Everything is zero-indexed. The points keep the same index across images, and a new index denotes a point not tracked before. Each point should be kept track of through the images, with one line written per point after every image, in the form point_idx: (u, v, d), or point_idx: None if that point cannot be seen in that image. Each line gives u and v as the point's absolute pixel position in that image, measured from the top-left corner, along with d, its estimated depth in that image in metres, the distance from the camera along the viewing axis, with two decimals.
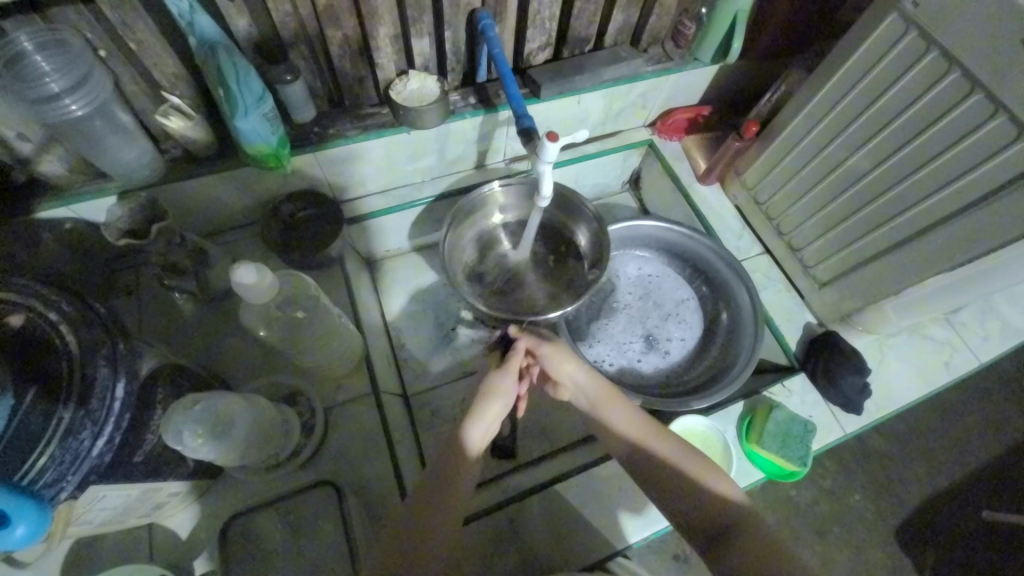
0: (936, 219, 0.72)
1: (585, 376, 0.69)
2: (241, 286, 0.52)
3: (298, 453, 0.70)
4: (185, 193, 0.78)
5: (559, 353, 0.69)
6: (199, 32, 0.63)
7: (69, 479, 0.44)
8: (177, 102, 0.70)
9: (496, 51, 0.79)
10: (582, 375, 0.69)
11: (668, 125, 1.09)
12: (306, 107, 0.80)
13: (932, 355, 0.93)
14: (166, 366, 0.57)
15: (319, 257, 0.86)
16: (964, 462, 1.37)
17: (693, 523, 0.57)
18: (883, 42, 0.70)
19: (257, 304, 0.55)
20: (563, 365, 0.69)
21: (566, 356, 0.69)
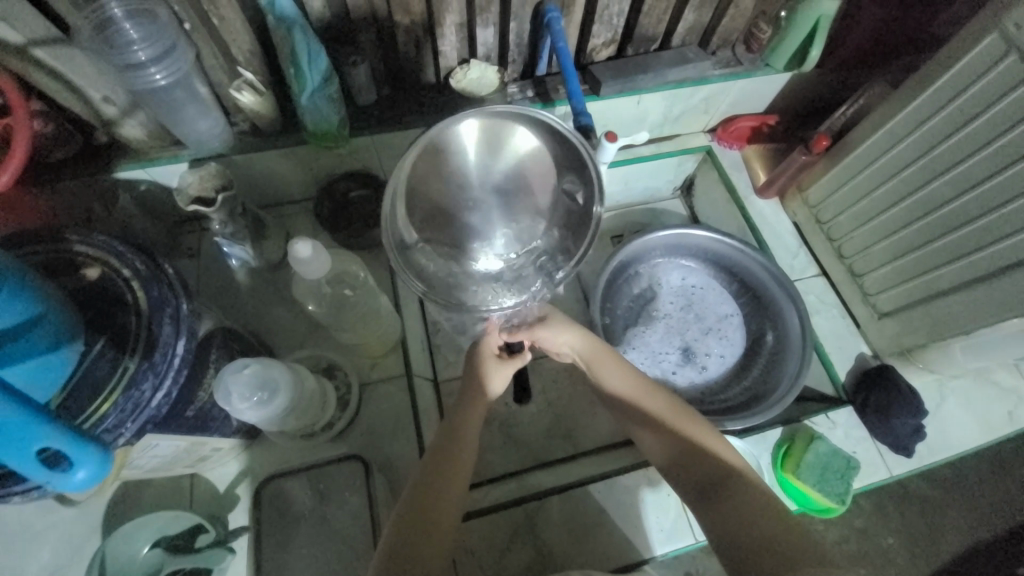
0: (1020, 258, 0.65)
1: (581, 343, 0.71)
2: (296, 261, 0.53)
3: (331, 425, 0.72)
4: (249, 165, 0.81)
5: (552, 329, 0.70)
6: (278, 10, 0.65)
7: (128, 425, 0.47)
8: (251, 77, 0.74)
9: (561, 45, 0.78)
10: (579, 346, 0.71)
11: (729, 132, 1.05)
12: (368, 90, 0.81)
13: (996, 403, 0.86)
14: (219, 328, 0.60)
15: (367, 237, 0.88)
16: (1016, 518, 1.27)
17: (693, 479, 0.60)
18: (982, 62, 0.64)
19: (318, 279, 0.56)
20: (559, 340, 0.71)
21: (561, 330, 0.70)
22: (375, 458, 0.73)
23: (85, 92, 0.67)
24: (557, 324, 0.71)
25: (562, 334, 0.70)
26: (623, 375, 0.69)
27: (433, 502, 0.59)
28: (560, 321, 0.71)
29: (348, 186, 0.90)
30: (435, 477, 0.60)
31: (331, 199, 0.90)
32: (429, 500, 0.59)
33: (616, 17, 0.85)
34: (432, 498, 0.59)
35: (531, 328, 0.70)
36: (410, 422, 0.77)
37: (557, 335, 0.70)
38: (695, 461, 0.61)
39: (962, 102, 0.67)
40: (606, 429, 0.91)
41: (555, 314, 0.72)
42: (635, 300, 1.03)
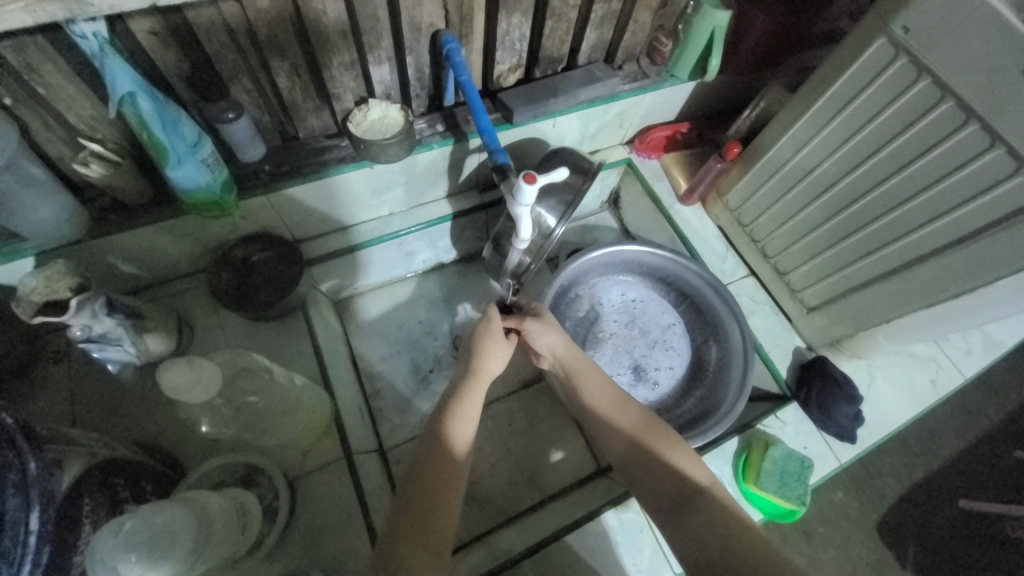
0: (927, 250, 0.68)
1: (562, 349, 0.72)
2: (173, 391, 0.44)
3: (259, 543, 0.61)
4: (119, 248, 0.69)
5: (543, 323, 0.73)
6: (110, 76, 0.52)
7: None
8: (98, 148, 0.61)
9: (464, 78, 0.73)
10: (562, 349, 0.73)
11: (646, 143, 1.05)
12: (253, 145, 0.72)
13: (918, 375, 0.92)
14: (95, 468, 0.50)
15: (281, 305, 0.79)
16: (941, 453, 1.40)
17: (660, 484, 0.62)
18: (869, 70, 0.66)
19: (198, 402, 0.47)
20: (546, 337, 0.72)
21: (550, 327, 0.72)
22: (321, 563, 0.64)
23: None
24: (547, 322, 0.73)
25: (553, 325, 0.73)
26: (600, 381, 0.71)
27: (425, 516, 0.55)
28: (551, 320, 0.74)
29: (250, 249, 0.80)
30: (432, 488, 0.57)
31: (230, 267, 0.79)
32: (423, 510, 0.56)
33: (518, 42, 0.82)
34: (426, 505, 0.56)
35: (521, 321, 0.72)
36: (357, 511, 0.69)
37: (544, 329, 0.72)
38: (664, 472, 0.62)
39: (858, 106, 0.69)
40: (569, 463, 0.90)
41: (544, 313, 0.75)
42: (580, 323, 1.01)
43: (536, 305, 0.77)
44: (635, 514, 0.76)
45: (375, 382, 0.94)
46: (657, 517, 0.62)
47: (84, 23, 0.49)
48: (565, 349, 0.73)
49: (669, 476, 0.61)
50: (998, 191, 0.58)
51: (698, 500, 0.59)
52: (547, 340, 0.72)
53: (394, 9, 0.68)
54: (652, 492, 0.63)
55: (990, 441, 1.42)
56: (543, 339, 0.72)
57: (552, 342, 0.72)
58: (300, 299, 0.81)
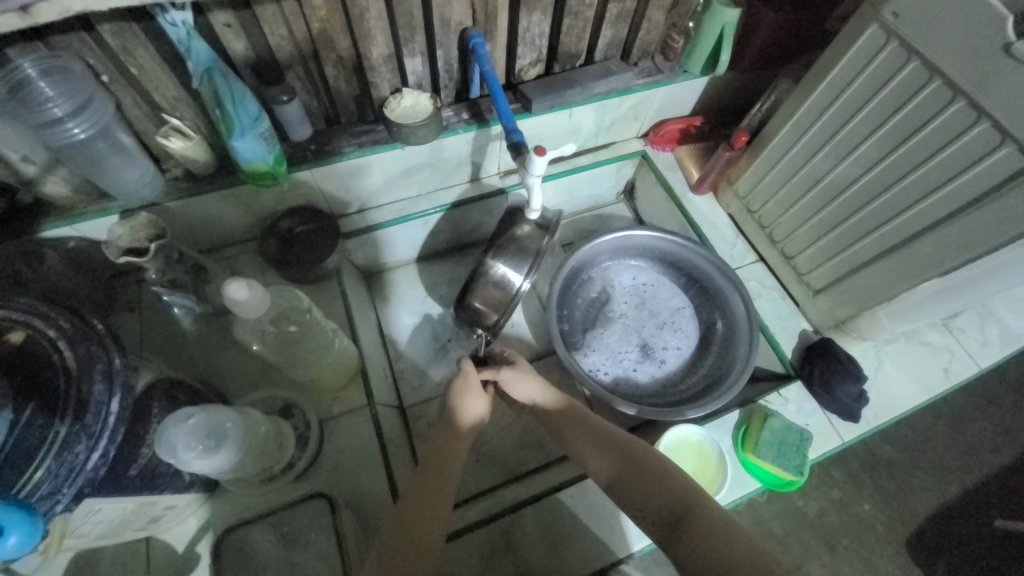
0: (924, 226, 0.70)
1: (539, 394, 0.77)
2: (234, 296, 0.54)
3: (292, 465, 0.70)
4: (188, 213, 0.81)
5: (518, 371, 0.79)
6: (196, 57, 0.64)
7: (63, 491, 0.45)
8: (178, 123, 0.73)
9: (487, 69, 0.81)
10: (539, 392, 0.77)
11: (660, 136, 1.11)
12: (302, 126, 0.82)
13: (930, 362, 0.92)
14: (162, 380, 0.59)
15: (318, 269, 0.89)
16: (976, 469, 1.34)
17: (650, 509, 0.60)
18: (863, 55, 0.70)
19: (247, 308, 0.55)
20: (521, 384, 0.78)
21: (525, 374, 0.78)
22: (342, 493, 0.72)
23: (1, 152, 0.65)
24: (521, 370, 0.79)
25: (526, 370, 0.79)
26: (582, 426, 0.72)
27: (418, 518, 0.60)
28: (526, 368, 0.79)
29: (293, 221, 0.90)
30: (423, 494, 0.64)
31: (276, 236, 0.89)
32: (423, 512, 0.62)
33: (538, 38, 0.90)
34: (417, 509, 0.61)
35: (496, 370, 0.79)
36: (377, 451, 0.76)
37: (520, 375, 0.78)
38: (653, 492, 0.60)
39: (853, 90, 0.73)
40: None
41: (518, 362, 0.82)
42: (591, 304, 1.06)
43: (512, 354, 0.84)
44: None
45: (399, 349, 1.02)
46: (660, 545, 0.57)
47: (175, 12, 0.60)
48: (543, 395, 0.77)
49: (660, 495, 0.60)
50: (988, 162, 0.61)
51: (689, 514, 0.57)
52: (523, 387, 0.78)
53: (427, 7, 0.78)
54: (648, 516, 0.60)
55: None
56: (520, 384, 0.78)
57: (529, 388, 0.77)
58: (334, 266, 0.91)
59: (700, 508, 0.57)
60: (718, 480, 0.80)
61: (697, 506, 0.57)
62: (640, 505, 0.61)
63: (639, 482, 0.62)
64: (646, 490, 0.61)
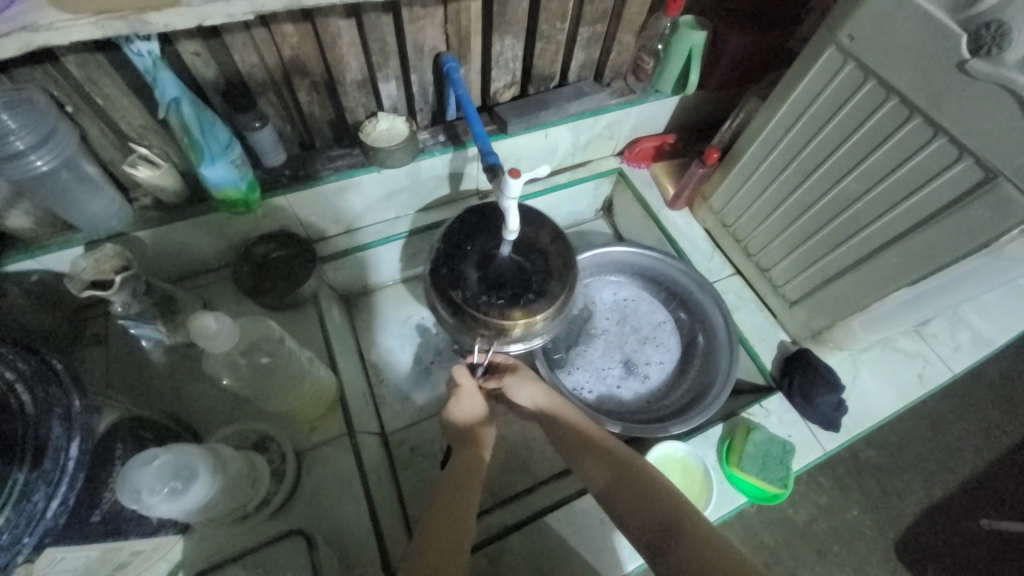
0: (890, 238, 0.72)
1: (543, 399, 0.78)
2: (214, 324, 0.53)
3: (266, 503, 0.68)
4: (159, 242, 0.79)
5: (520, 378, 0.81)
6: (162, 87, 0.63)
7: (24, 541, 0.42)
8: (145, 152, 0.72)
9: (461, 93, 0.82)
10: (541, 396, 0.79)
11: (635, 154, 1.13)
12: (275, 152, 0.81)
13: (906, 368, 0.94)
14: (126, 418, 0.57)
15: (295, 295, 0.87)
16: (959, 470, 1.37)
17: (637, 520, 0.60)
18: (824, 75, 0.73)
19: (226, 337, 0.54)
20: (524, 389, 0.79)
21: (527, 380, 0.80)
22: (323, 527, 0.69)
23: None
24: (524, 375, 0.81)
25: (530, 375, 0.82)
26: (581, 431, 0.73)
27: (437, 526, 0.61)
28: (528, 374, 0.82)
29: (268, 247, 0.88)
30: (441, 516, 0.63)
31: (250, 262, 0.87)
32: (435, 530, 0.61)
33: (512, 62, 0.91)
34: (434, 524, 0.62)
35: (500, 378, 0.82)
36: (357, 483, 0.74)
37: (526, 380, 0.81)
38: (642, 501, 0.61)
39: (816, 108, 0.76)
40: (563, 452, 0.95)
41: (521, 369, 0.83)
42: (573, 321, 1.06)
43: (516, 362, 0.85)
44: None
45: (381, 374, 1.00)
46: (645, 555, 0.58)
47: (140, 42, 0.59)
48: (544, 399, 0.79)
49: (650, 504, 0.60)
50: (947, 176, 0.63)
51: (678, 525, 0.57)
52: (526, 391, 0.80)
53: (400, 34, 0.79)
54: (636, 528, 0.60)
55: (1010, 459, 1.38)
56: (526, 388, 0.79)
57: (531, 392, 0.79)
58: (311, 291, 0.89)
59: (688, 518, 0.57)
60: (704, 498, 0.79)
61: (686, 517, 0.57)
62: (627, 512, 0.61)
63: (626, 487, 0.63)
64: (636, 497, 0.62)
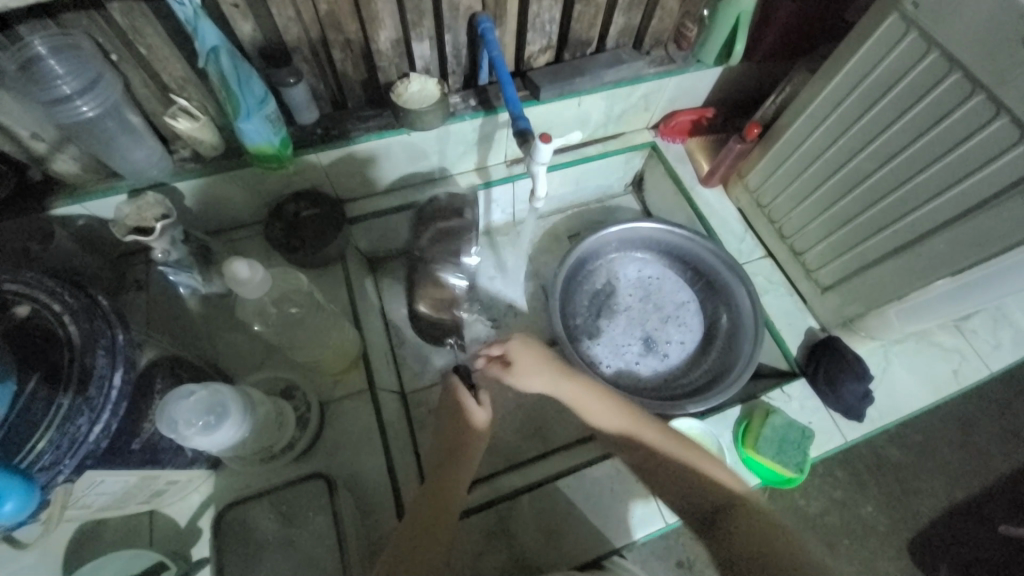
0: (938, 224, 0.69)
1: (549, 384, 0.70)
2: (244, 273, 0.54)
3: (291, 446, 0.71)
4: (197, 194, 0.82)
5: (522, 364, 0.70)
6: (201, 37, 0.64)
7: (64, 463, 0.46)
8: (185, 104, 0.73)
9: (495, 55, 0.80)
10: (548, 380, 0.70)
11: (671, 128, 1.09)
12: (308, 110, 0.82)
13: (939, 364, 0.91)
14: (165, 357, 0.60)
15: (323, 254, 0.89)
16: (985, 475, 1.32)
17: (685, 504, 0.62)
18: (883, 45, 0.68)
19: (256, 285, 0.56)
20: (528, 375, 0.70)
21: (530, 364, 0.70)
22: (342, 474, 0.73)
23: (11, 129, 0.66)
24: (524, 360, 0.70)
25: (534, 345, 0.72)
26: (611, 411, 0.68)
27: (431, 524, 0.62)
28: (531, 357, 0.71)
29: (300, 206, 0.90)
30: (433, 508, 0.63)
31: (282, 220, 0.90)
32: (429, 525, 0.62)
33: (548, 24, 0.88)
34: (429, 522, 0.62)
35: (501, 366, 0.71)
36: (377, 436, 0.77)
37: (532, 350, 0.71)
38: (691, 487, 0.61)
39: (871, 81, 0.71)
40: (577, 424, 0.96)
41: (523, 347, 0.72)
42: (595, 296, 1.06)
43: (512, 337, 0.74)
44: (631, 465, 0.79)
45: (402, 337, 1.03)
46: (697, 534, 0.61)
47: None
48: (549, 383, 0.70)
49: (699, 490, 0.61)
50: (1007, 159, 0.59)
51: (730, 512, 0.58)
52: (530, 377, 0.70)
53: None
54: (685, 508, 0.62)
55: None
56: (531, 365, 0.70)
57: (535, 380, 0.70)
58: (338, 251, 0.91)
59: (739, 505, 0.58)
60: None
61: (737, 504, 0.58)
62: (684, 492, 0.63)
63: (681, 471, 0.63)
64: (684, 485, 0.62)
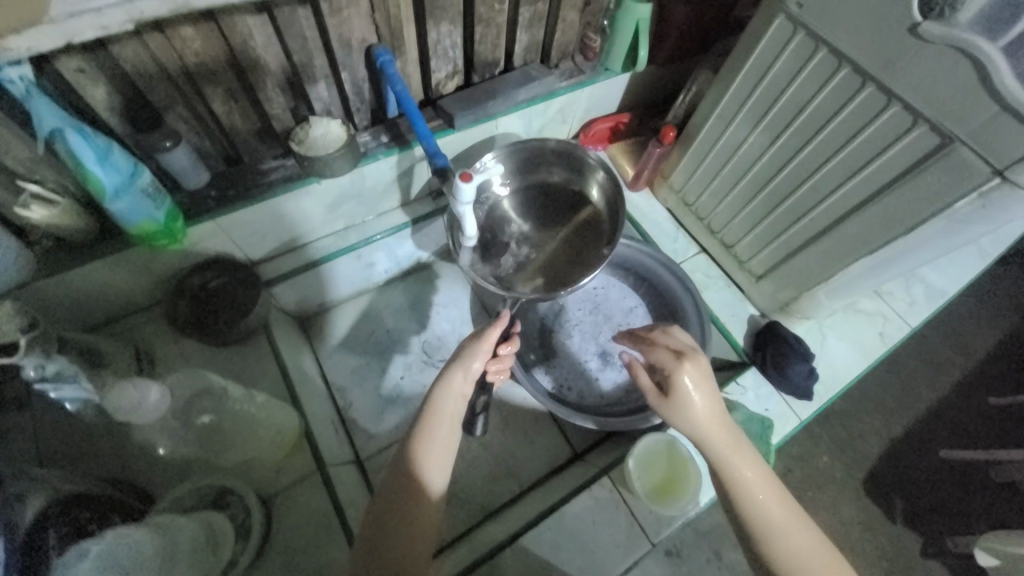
0: (849, 209, 0.72)
1: (709, 409, 0.59)
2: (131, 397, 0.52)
3: (235, 564, 0.61)
4: (73, 287, 0.70)
5: (700, 387, 0.60)
6: (39, 117, 0.54)
7: None
8: (37, 189, 0.61)
9: (399, 89, 0.75)
10: (711, 409, 0.59)
11: (591, 136, 1.09)
12: (196, 172, 0.73)
13: (868, 329, 0.97)
14: (54, 501, 0.50)
15: (241, 328, 0.79)
16: (916, 409, 1.44)
17: None
18: (775, 45, 0.71)
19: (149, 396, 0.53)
20: (694, 392, 0.59)
21: (703, 382, 0.60)
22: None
23: None
24: (700, 377, 0.60)
25: (708, 373, 0.60)
26: (753, 469, 0.57)
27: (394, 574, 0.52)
28: (709, 384, 0.60)
29: (206, 276, 0.81)
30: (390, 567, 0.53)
31: (186, 295, 0.79)
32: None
33: (451, 50, 0.84)
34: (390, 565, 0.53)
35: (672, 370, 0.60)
36: (336, 522, 0.69)
37: (700, 376, 0.60)
38: None
39: (769, 82, 0.74)
40: (547, 452, 0.94)
41: (701, 368, 0.60)
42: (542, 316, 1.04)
43: (685, 346, 0.64)
44: (608, 492, 0.77)
45: (347, 396, 0.94)
46: None
47: (9, 68, 0.51)
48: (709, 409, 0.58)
49: None
50: (902, 144, 0.62)
51: None
52: (698, 393, 0.59)
53: (322, 28, 0.70)
54: None
55: (959, 393, 1.47)
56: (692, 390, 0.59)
57: (703, 397, 0.59)
58: (260, 320, 0.82)
59: None
60: (688, 491, 0.78)
61: None
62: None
63: (797, 564, 0.52)
64: None
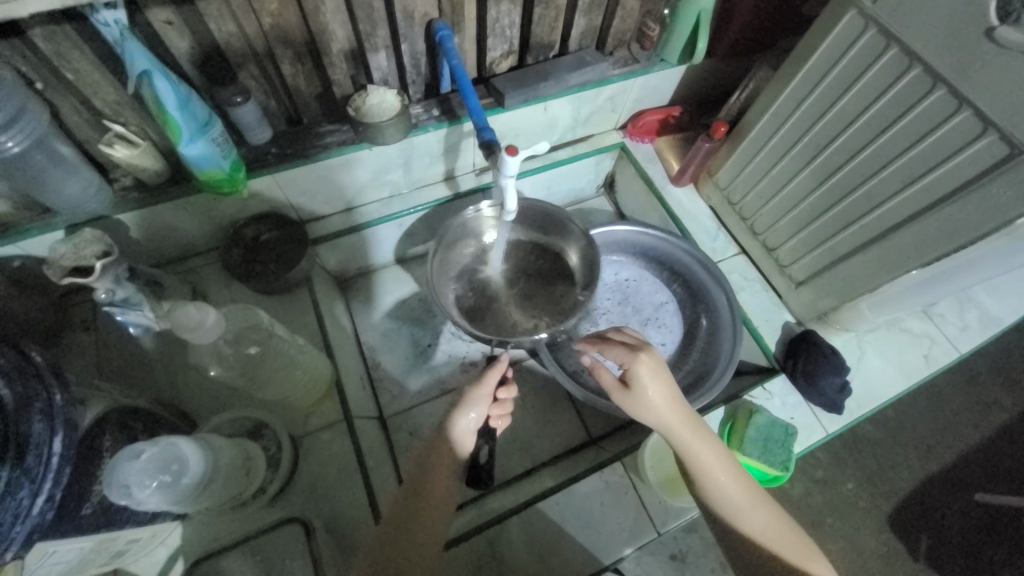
0: (903, 218, 0.69)
1: (667, 401, 0.65)
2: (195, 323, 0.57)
3: (263, 489, 0.68)
4: (145, 224, 0.76)
5: (658, 380, 0.65)
6: (130, 59, 0.59)
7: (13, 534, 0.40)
8: (121, 130, 0.68)
9: (455, 63, 0.77)
10: (669, 399, 0.65)
11: (639, 128, 1.08)
12: (260, 128, 0.77)
13: (911, 350, 0.92)
14: (112, 409, 0.55)
15: (287, 279, 0.85)
16: (956, 445, 1.37)
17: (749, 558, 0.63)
18: (842, 41, 0.68)
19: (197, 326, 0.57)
20: (653, 387, 0.64)
21: (659, 376, 0.65)
22: (320, 513, 0.70)
23: None
24: (657, 371, 0.65)
25: (663, 370, 0.65)
26: (714, 451, 0.64)
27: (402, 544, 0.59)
28: (664, 374, 0.66)
29: (259, 229, 0.86)
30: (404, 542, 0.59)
31: (241, 244, 0.86)
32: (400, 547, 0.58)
33: (508, 29, 0.85)
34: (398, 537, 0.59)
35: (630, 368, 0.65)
36: (356, 470, 0.74)
37: (658, 370, 0.65)
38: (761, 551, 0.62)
39: (832, 79, 0.71)
40: (562, 436, 0.95)
41: (657, 362, 0.66)
42: None
43: (639, 340, 0.69)
44: (620, 477, 0.78)
45: (376, 358, 0.98)
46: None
47: (105, 11, 0.56)
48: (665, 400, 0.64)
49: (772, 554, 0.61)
50: (969, 152, 0.59)
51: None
52: (655, 388, 0.64)
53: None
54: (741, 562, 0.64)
55: (1006, 435, 1.38)
56: (651, 387, 0.64)
57: (660, 390, 0.64)
58: (304, 274, 0.87)
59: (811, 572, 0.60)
60: None
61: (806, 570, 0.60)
62: (740, 543, 0.63)
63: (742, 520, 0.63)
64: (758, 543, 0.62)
